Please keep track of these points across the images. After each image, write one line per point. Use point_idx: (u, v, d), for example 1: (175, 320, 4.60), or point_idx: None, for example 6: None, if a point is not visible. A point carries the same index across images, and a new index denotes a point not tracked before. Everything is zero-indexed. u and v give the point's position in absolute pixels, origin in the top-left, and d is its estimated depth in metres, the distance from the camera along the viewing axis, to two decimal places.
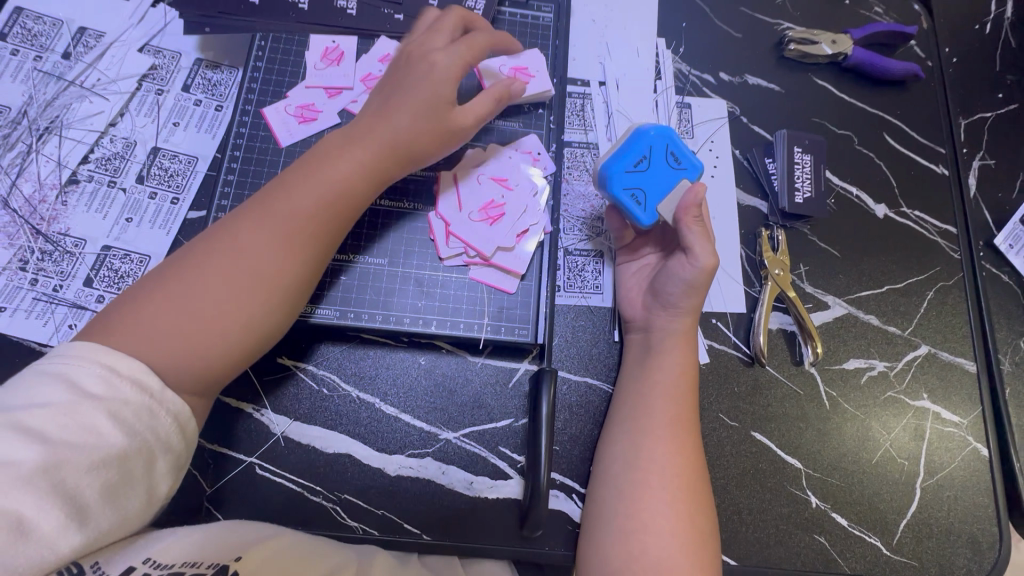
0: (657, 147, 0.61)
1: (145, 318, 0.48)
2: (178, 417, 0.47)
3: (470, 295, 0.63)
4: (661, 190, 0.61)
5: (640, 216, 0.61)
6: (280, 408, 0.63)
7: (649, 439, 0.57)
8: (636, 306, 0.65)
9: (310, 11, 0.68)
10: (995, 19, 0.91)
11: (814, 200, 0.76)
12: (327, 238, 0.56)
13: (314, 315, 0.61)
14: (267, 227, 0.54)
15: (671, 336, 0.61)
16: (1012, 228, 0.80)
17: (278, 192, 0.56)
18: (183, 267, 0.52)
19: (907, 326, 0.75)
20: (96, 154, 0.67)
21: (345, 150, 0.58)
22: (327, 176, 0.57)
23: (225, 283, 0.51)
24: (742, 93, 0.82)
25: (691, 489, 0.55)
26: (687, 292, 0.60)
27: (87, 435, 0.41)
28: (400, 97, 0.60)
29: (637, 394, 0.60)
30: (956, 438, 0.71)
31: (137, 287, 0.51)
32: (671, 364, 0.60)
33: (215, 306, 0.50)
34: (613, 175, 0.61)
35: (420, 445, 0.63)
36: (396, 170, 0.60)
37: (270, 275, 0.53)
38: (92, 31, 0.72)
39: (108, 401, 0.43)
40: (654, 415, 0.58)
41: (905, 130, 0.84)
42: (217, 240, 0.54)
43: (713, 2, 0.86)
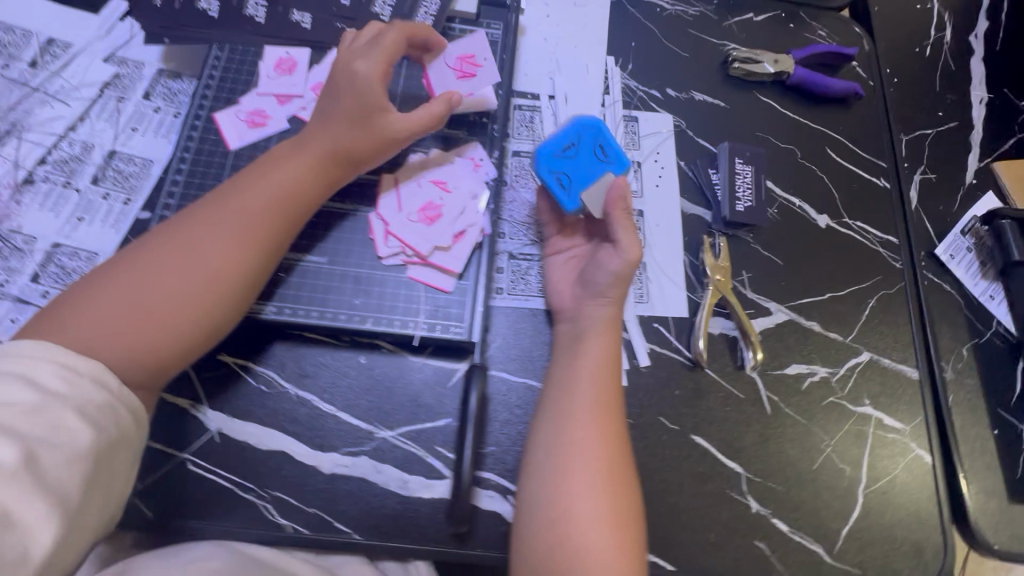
0: (587, 139, 0.68)
1: (100, 318, 0.51)
2: (134, 411, 0.50)
3: (406, 293, 0.64)
4: (587, 179, 0.67)
5: (566, 201, 0.67)
6: (217, 404, 0.63)
7: (571, 423, 0.58)
8: (565, 296, 0.67)
9: (266, 24, 0.72)
10: (935, 43, 0.96)
11: (755, 209, 0.78)
12: (276, 238, 0.59)
13: (263, 312, 0.62)
14: (216, 227, 0.56)
15: (597, 325, 0.63)
16: (953, 239, 0.82)
17: (227, 196, 0.58)
18: (130, 266, 0.54)
19: (849, 332, 0.76)
20: (53, 156, 0.70)
21: (293, 157, 0.61)
22: (276, 181, 0.60)
23: (180, 282, 0.54)
24: (688, 108, 0.85)
25: (614, 473, 0.56)
26: (614, 282, 0.63)
27: (59, 431, 0.43)
28: (341, 109, 0.63)
29: (563, 381, 0.61)
30: (899, 445, 0.71)
31: (90, 284, 0.53)
32: (594, 351, 0.62)
33: (165, 304, 0.53)
34: (545, 158, 0.68)
35: (355, 443, 0.63)
36: (342, 175, 0.63)
37: (220, 274, 0.55)
38: (60, 42, 0.75)
39: (72, 398, 0.45)
40: (579, 401, 0.59)
41: (847, 144, 0.86)
42: (165, 240, 0.56)
43: (662, 23, 0.90)
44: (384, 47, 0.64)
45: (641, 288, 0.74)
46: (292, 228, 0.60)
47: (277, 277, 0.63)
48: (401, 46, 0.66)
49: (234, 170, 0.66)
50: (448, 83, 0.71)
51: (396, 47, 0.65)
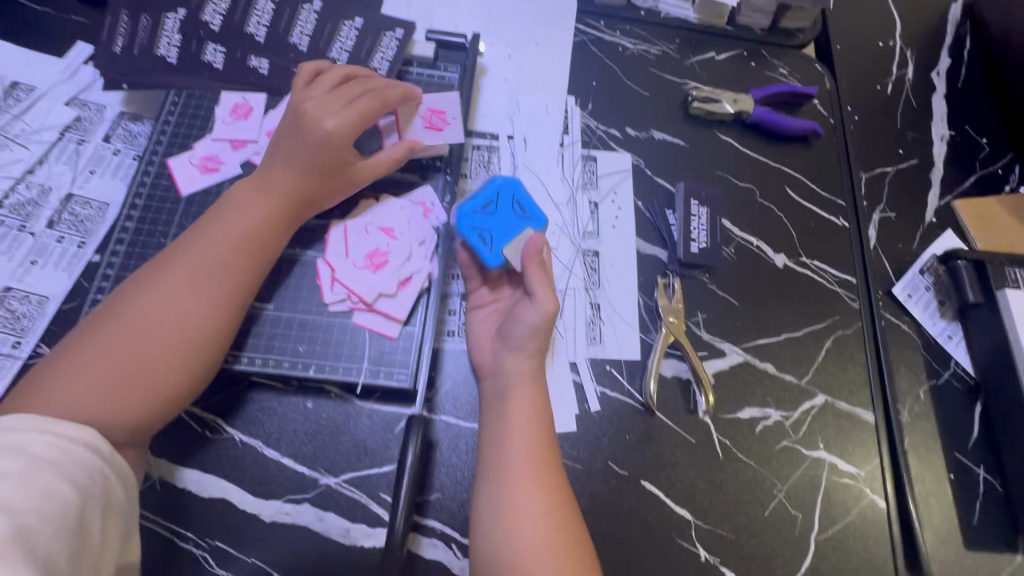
0: (502, 196, 0.68)
1: (83, 384, 0.51)
2: (123, 474, 0.51)
3: (350, 340, 0.64)
4: (507, 235, 0.67)
5: (488, 258, 0.66)
6: (159, 450, 0.63)
7: (510, 485, 0.58)
8: (485, 351, 0.66)
9: (224, 69, 0.73)
10: (896, 80, 0.96)
11: (710, 250, 0.78)
12: (250, 282, 0.60)
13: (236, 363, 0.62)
14: (189, 282, 0.57)
15: (518, 378, 0.63)
16: (910, 277, 0.82)
17: (195, 247, 0.59)
18: (106, 331, 0.54)
19: (804, 375, 0.75)
20: (10, 200, 0.71)
21: (260, 202, 0.62)
22: (245, 228, 0.60)
23: (161, 339, 0.55)
24: (647, 147, 0.86)
25: (564, 528, 0.57)
26: (530, 335, 0.63)
27: (46, 498, 0.44)
28: (303, 151, 0.63)
29: (491, 440, 0.61)
30: (853, 490, 0.71)
31: (67, 349, 0.54)
32: (520, 407, 0.61)
33: (149, 364, 0.54)
34: (462, 217, 0.67)
35: (298, 490, 0.63)
36: (309, 214, 0.65)
37: (199, 326, 0.56)
38: (23, 85, 0.76)
39: (62, 465, 0.46)
40: (512, 460, 0.59)
41: (805, 183, 0.87)
42: (138, 299, 0.56)
43: (623, 63, 0.91)
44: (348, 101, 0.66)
45: (594, 330, 0.74)
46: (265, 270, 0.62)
47: (245, 327, 0.63)
48: (378, 109, 0.67)
49: (185, 215, 0.67)
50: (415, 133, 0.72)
51: (373, 114, 0.67)
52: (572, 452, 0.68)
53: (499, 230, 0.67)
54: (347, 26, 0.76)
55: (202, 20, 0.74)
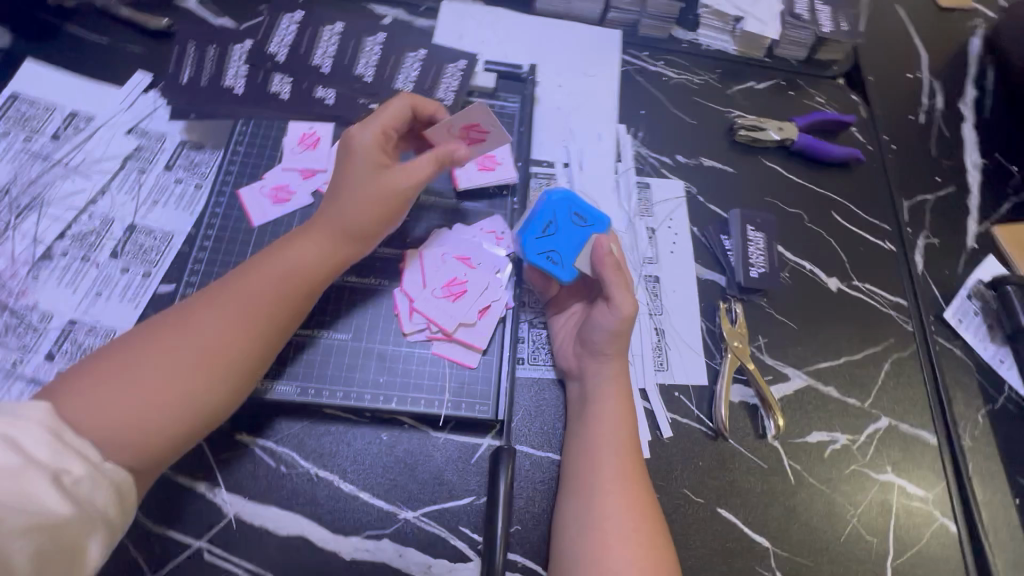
0: (560, 210, 0.68)
1: (87, 390, 0.48)
2: (117, 484, 0.46)
3: (431, 369, 0.65)
4: (574, 249, 0.67)
5: (562, 275, 0.66)
6: (234, 486, 0.61)
7: (599, 497, 0.58)
8: (569, 357, 0.67)
9: (290, 100, 0.74)
10: (927, 110, 1.00)
11: (769, 274, 0.79)
12: (282, 323, 0.58)
13: (271, 390, 0.63)
14: (224, 308, 0.55)
15: (602, 385, 0.63)
16: (960, 303, 0.84)
17: (239, 277, 0.58)
18: (135, 344, 0.52)
19: (866, 398, 0.76)
20: (73, 230, 0.70)
21: (306, 236, 0.61)
22: (288, 263, 0.59)
23: (175, 357, 0.52)
24: (698, 175, 0.87)
25: (651, 543, 0.56)
26: (612, 339, 0.63)
27: (28, 504, 0.40)
28: (342, 182, 0.63)
29: (577, 454, 0.61)
30: (923, 514, 0.71)
31: (87, 359, 0.52)
32: (607, 414, 0.62)
33: (166, 387, 0.51)
34: (527, 241, 0.66)
35: (378, 525, 0.61)
36: (352, 251, 0.63)
37: (222, 357, 0.54)
38: (83, 115, 0.76)
39: (54, 468, 0.42)
40: (599, 473, 0.59)
41: (851, 208, 0.89)
42: (171, 319, 0.55)
43: (670, 92, 0.93)
44: (382, 113, 0.66)
45: (661, 355, 0.74)
46: (299, 315, 0.60)
47: (298, 356, 0.64)
48: (399, 110, 0.67)
49: (257, 247, 0.67)
50: (471, 178, 0.73)
51: (395, 115, 0.67)
52: None
53: (564, 245, 0.67)
54: (410, 58, 0.78)
55: (268, 53, 0.75)
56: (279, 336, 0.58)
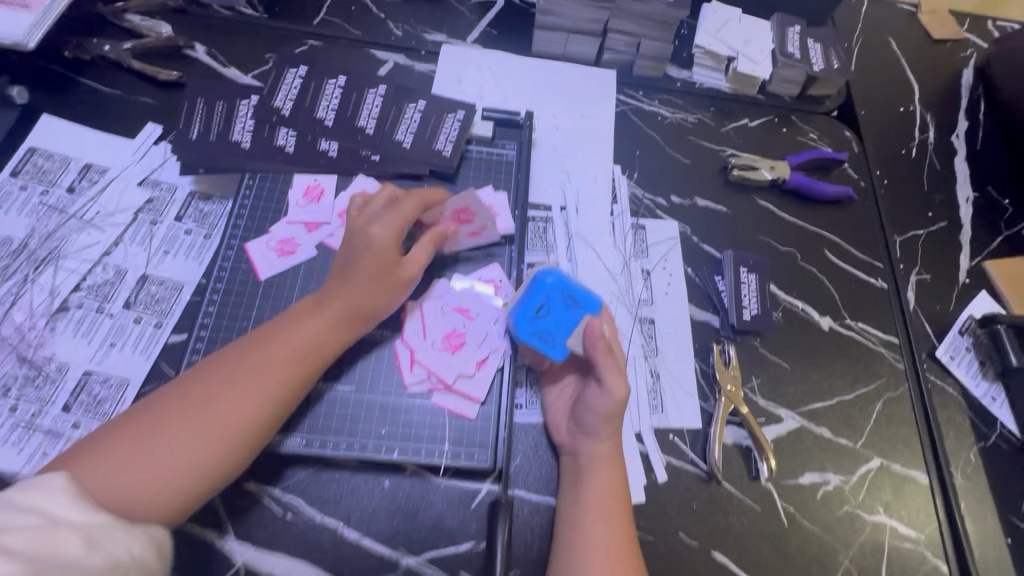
0: (552, 291, 0.69)
1: (107, 458, 0.52)
2: (148, 534, 0.50)
3: (432, 419, 0.67)
4: (566, 329, 0.67)
5: (553, 353, 0.66)
6: (243, 534, 0.63)
7: (588, 571, 0.59)
8: (563, 431, 0.68)
9: (295, 152, 0.76)
10: (920, 144, 1.01)
11: (760, 316, 0.81)
12: (291, 396, 0.60)
13: (283, 444, 0.65)
14: (239, 381, 0.58)
15: (595, 460, 0.65)
16: (951, 339, 0.85)
17: (255, 348, 0.60)
18: (156, 410, 0.56)
19: (858, 439, 0.78)
20: (87, 282, 0.72)
21: (319, 310, 0.64)
22: (299, 336, 0.62)
23: (187, 431, 0.55)
24: (692, 215, 0.89)
25: None
26: (604, 420, 0.65)
27: (66, 557, 0.44)
28: (352, 263, 0.65)
29: (569, 518, 0.63)
30: (915, 555, 0.72)
31: (112, 421, 0.56)
32: (599, 487, 0.63)
33: (179, 458, 0.54)
34: (519, 322, 0.67)
35: (380, 571, 0.64)
36: (359, 328, 0.65)
37: (233, 430, 0.56)
38: (97, 167, 0.79)
39: (85, 526, 0.46)
40: (589, 539, 0.61)
41: (844, 246, 0.90)
42: (190, 387, 0.58)
43: (665, 132, 0.95)
44: (398, 211, 0.67)
45: (655, 398, 0.76)
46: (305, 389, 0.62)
47: (307, 407, 0.67)
48: (415, 213, 0.69)
49: (265, 300, 0.70)
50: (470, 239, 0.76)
51: (411, 215, 0.68)
52: (643, 524, 0.69)
53: (557, 326, 0.68)
54: (412, 109, 0.80)
55: (274, 106, 0.77)
56: (286, 410, 0.60)
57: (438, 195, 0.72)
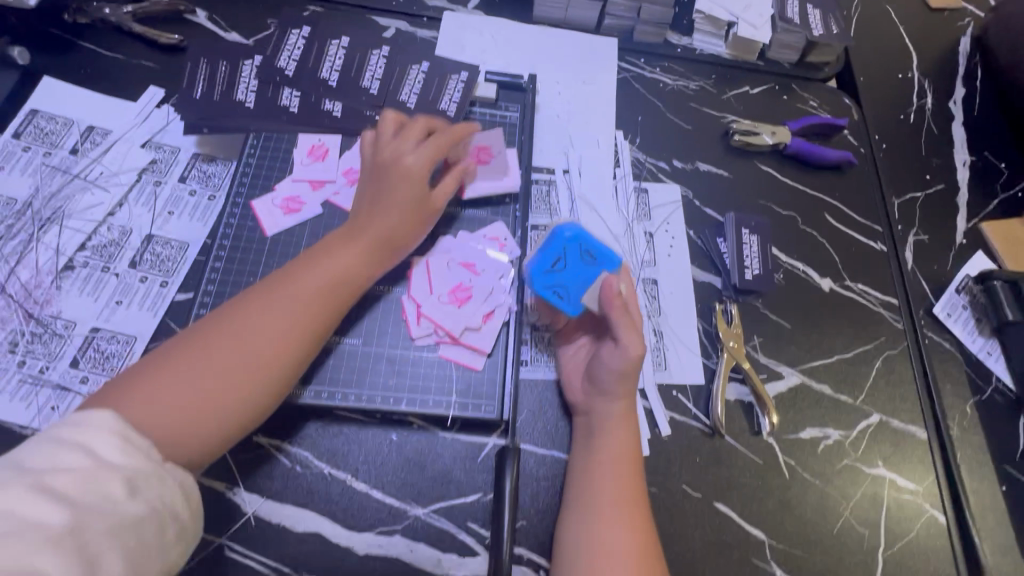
0: (570, 247, 0.68)
1: (151, 391, 0.53)
2: (182, 481, 0.50)
3: (439, 372, 0.68)
4: (582, 285, 0.67)
5: (568, 310, 0.67)
6: (253, 487, 0.64)
7: (598, 523, 0.60)
8: (576, 389, 0.69)
9: (299, 113, 0.77)
10: (918, 110, 1.02)
11: (762, 276, 0.82)
12: (325, 325, 0.62)
13: (302, 397, 0.66)
14: (273, 316, 0.59)
15: (610, 419, 0.65)
16: (948, 298, 0.86)
17: (284, 285, 0.62)
18: (191, 348, 0.56)
19: (858, 395, 0.79)
20: (93, 242, 0.72)
21: (345, 247, 0.65)
22: (330, 270, 0.64)
23: (229, 362, 0.56)
24: (694, 179, 0.90)
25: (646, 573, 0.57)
26: (618, 379, 0.64)
27: (110, 502, 0.45)
28: (384, 197, 0.68)
29: (581, 475, 0.63)
30: (913, 505, 0.74)
31: (148, 358, 0.56)
32: (611, 445, 0.64)
33: (224, 388, 0.55)
34: (535, 276, 0.67)
35: (389, 521, 0.64)
36: (387, 262, 0.67)
37: (271, 362, 0.58)
38: (100, 130, 0.79)
39: (127, 470, 0.47)
40: (601, 495, 0.61)
41: (844, 210, 0.91)
42: (222, 324, 0.59)
43: (666, 98, 0.95)
44: (433, 143, 0.70)
45: (659, 356, 0.77)
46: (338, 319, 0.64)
47: (316, 361, 0.67)
48: (450, 146, 0.71)
49: (271, 257, 0.70)
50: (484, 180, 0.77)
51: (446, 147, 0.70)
52: (648, 476, 0.70)
53: (573, 281, 0.68)
54: (414, 70, 0.80)
55: (277, 67, 0.78)
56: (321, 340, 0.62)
57: (466, 130, 0.72)
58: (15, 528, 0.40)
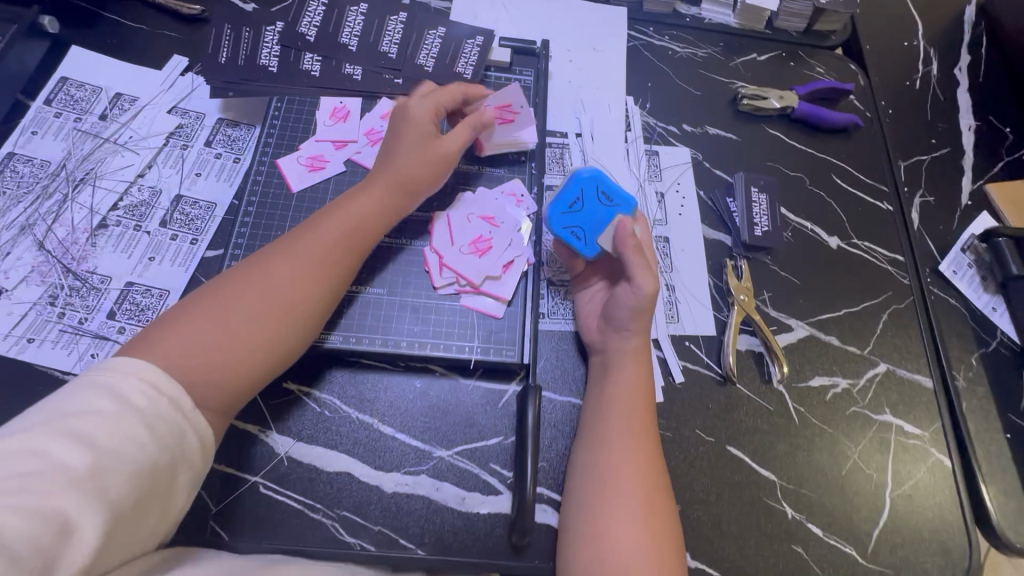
0: (588, 189, 0.71)
1: (180, 337, 0.53)
2: (201, 436, 0.50)
3: (461, 320, 0.71)
4: (599, 225, 0.70)
5: (585, 251, 0.71)
6: (285, 429, 0.67)
7: (609, 448, 0.61)
8: (593, 330, 0.71)
9: (321, 77, 0.79)
10: (924, 76, 1.03)
11: (772, 232, 0.84)
12: (344, 273, 0.64)
13: (326, 341, 0.68)
14: (294, 264, 0.61)
15: (624, 355, 0.67)
16: (954, 255, 0.88)
17: (302, 236, 0.63)
18: (214, 296, 0.57)
19: (865, 346, 0.81)
20: (124, 202, 0.75)
21: (360, 199, 0.67)
22: (347, 222, 0.65)
23: (255, 307, 0.57)
24: (703, 142, 0.92)
25: (653, 494, 0.59)
26: (633, 316, 0.66)
27: (129, 445, 0.44)
28: (398, 146, 0.70)
29: (595, 409, 0.65)
30: (919, 450, 0.76)
31: (168, 313, 0.56)
32: (625, 378, 0.65)
33: (252, 331, 0.56)
34: (554, 216, 0.71)
35: (415, 463, 0.67)
36: (402, 202, 0.69)
37: (295, 306, 0.59)
38: (127, 96, 0.81)
39: (148, 416, 0.47)
40: (611, 427, 0.63)
41: (850, 171, 0.93)
42: (241, 276, 0.59)
43: (676, 65, 0.97)
44: (440, 92, 0.73)
45: (672, 309, 0.79)
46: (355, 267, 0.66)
47: (342, 309, 0.70)
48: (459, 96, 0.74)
49: (297, 213, 0.73)
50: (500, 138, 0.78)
51: (454, 97, 0.74)
52: (662, 421, 0.73)
53: (589, 222, 0.71)
54: (431, 35, 0.82)
55: (299, 32, 0.80)
56: (340, 287, 0.64)
57: (480, 90, 0.76)
58: (40, 466, 0.41)
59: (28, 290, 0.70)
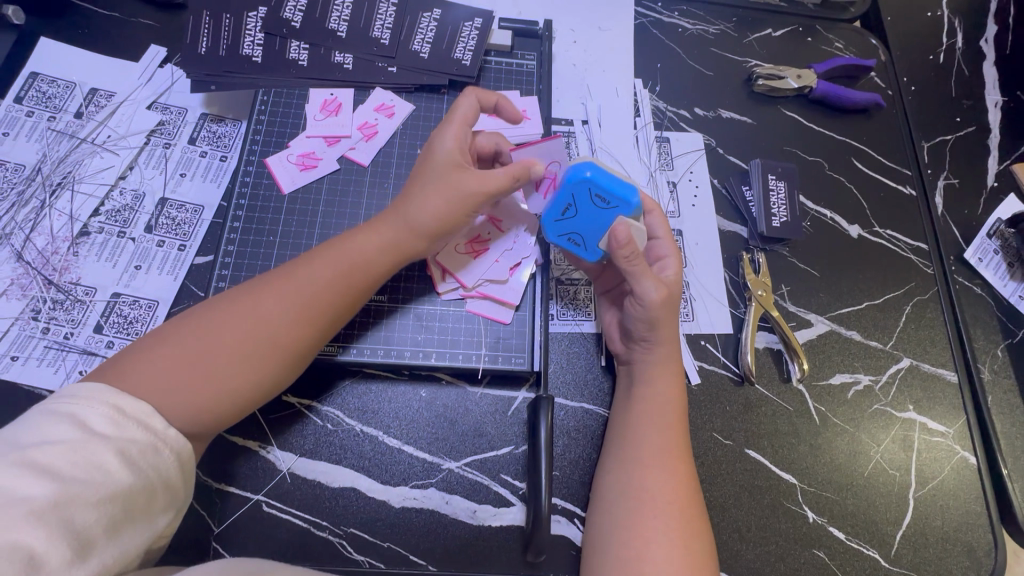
0: (577, 192, 0.61)
1: (148, 365, 0.49)
2: (179, 452, 0.48)
3: (467, 325, 0.68)
4: (596, 230, 0.62)
5: (587, 257, 0.64)
6: (286, 445, 0.64)
7: (640, 465, 0.58)
8: (618, 341, 0.68)
9: (309, 66, 0.74)
10: (948, 49, 0.97)
11: (790, 223, 0.80)
12: (338, 308, 0.58)
13: (331, 355, 0.65)
14: (286, 297, 0.55)
15: (649, 356, 0.63)
16: (980, 242, 0.84)
17: (301, 263, 0.58)
18: (201, 319, 0.53)
19: (888, 340, 0.78)
20: (106, 207, 0.71)
21: (370, 230, 0.61)
22: (348, 249, 0.59)
23: (235, 339, 0.52)
24: (717, 127, 0.87)
25: (684, 512, 0.56)
26: (651, 327, 0.62)
27: (97, 473, 0.42)
28: (416, 186, 0.62)
29: (621, 424, 0.62)
30: (944, 447, 0.73)
31: (152, 333, 0.52)
32: (654, 391, 0.62)
33: (223, 365, 0.51)
34: (547, 224, 0.63)
35: (423, 476, 0.64)
36: (413, 245, 0.62)
37: (281, 344, 0.54)
38: (103, 92, 0.76)
39: (119, 441, 0.44)
40: (641, 442, 0.59)
41: (872, 154, 0.88)
42: (232, 302, 0.55)
43: (686, 43, 0.91)
44: (460, 121, 0.63)
45: (687, 306, 0.76)
46: (354, 302, 0.59)
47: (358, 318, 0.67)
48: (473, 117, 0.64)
49: (290, 215, 0.69)
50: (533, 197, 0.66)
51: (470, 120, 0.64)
52: None
53: (586, 226, 0.62)
54: (425, 18, 0.77)
55: (283, 18, 0.74)
56: (334, 323, 0.58)
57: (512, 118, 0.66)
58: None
59: (9, 304, 0.66)
